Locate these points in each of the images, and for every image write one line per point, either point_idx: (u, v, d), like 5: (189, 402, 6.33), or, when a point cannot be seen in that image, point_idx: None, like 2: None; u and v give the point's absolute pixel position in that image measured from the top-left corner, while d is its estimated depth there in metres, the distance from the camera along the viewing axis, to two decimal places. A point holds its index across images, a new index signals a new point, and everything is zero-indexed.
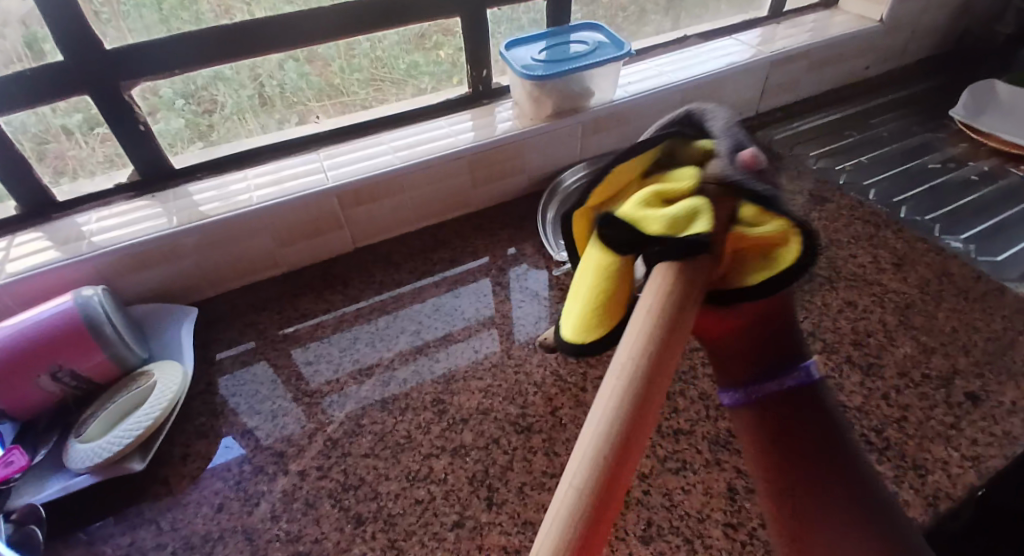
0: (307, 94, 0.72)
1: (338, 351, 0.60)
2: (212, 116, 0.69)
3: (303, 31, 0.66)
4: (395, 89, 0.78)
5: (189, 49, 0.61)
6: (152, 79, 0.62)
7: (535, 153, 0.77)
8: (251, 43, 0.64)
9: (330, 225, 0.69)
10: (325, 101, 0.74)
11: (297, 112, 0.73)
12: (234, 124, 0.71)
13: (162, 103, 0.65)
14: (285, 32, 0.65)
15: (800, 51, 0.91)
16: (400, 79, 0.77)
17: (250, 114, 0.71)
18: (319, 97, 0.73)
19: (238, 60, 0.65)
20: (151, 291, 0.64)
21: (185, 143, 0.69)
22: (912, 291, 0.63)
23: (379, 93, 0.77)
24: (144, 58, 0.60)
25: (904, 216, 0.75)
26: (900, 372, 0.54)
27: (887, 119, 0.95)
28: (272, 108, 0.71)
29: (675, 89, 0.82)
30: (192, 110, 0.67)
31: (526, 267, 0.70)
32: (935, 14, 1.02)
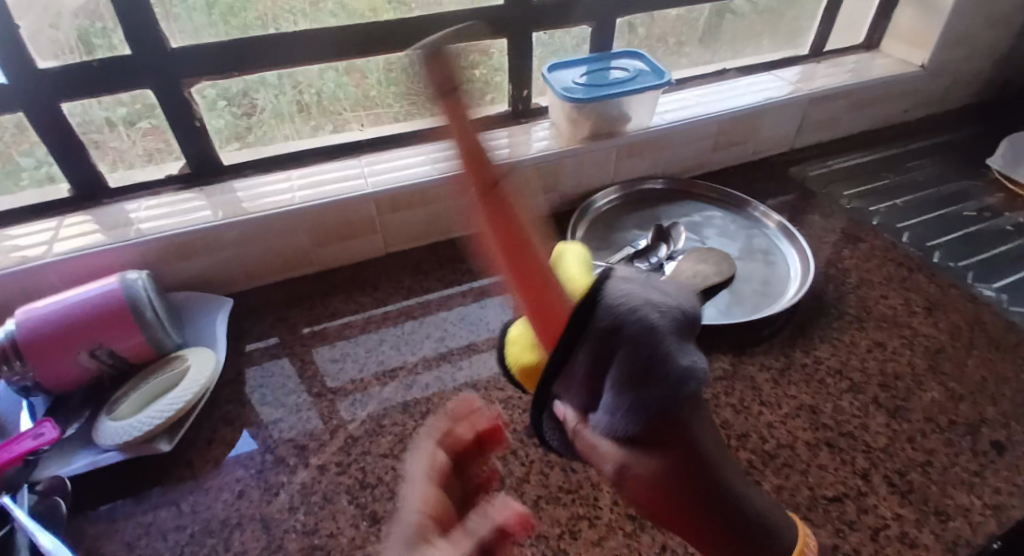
0: (345, 104, 0.75)
1: (363, 352, 0.61)
2: (250, 119, 0.71)
3: (352, 41, 0.68)
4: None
5: (243, 53, 0.64)
6: (211, 78, 0.65)
7: (569, 174, 0.79)
8: (301, 51, 0.67)
9: (365, 229, 0.71)
10: (360, 112, 0.76)
11: (335, 120, 0.76)
12: (271, 126, 0.73)
13: (209, 103, 0.68)
14: (327, 43, 0.67)
15: (838, 91, 0.91)
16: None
17: (289, 119, 0.73)
18: (352, 108, 0.76)
19: (288, 68, 0.68)
20: (190, 279, 0.66)
21: (225, 142, 0.72)
22: (942, 336, 0.62)
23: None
24: (197, 57, 0.63)
25: (937, 260, 0.74)
26: (926, 416, 0.53)
27: (923, 163, 0.95)
28: (309, 115, 0.74)
29: (710, 120, 0.83)
30: (235, 112, 0.70)
31: None
32: (976, 63, 1.02)
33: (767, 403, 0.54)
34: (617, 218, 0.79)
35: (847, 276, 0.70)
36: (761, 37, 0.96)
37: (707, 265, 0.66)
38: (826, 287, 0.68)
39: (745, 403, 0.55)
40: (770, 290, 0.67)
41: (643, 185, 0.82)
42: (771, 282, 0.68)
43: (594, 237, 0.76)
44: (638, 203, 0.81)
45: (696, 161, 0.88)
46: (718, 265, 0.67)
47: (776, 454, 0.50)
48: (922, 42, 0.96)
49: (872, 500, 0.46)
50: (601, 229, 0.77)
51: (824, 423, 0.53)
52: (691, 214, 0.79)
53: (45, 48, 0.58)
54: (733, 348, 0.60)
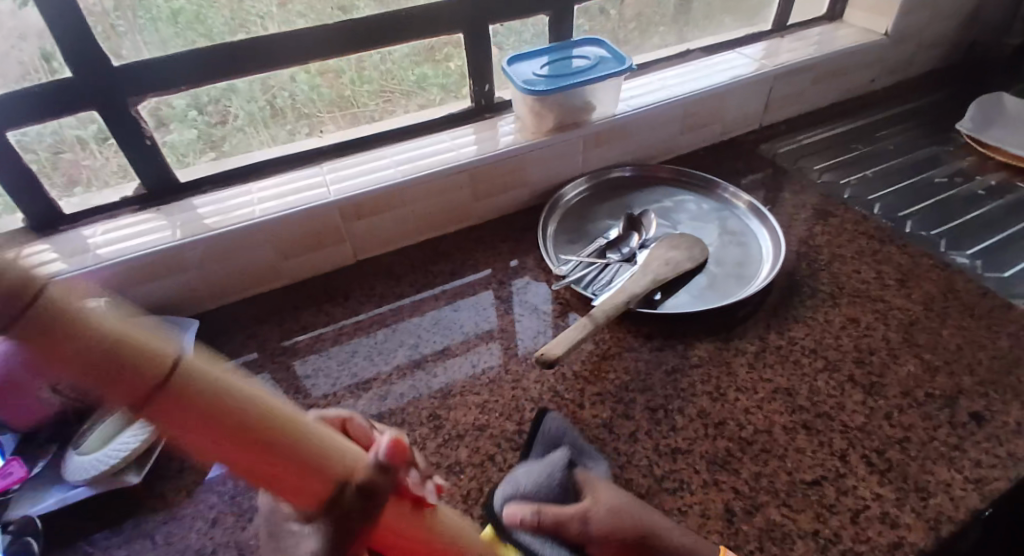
0: (319, 104, 0.73)
1: (336, 365, 0.60)
2: (224, 128, 0.70)
3: (314, 43, 0.67)
4: (399, 102, 0.78)
5: (193, 65, 0.62)
6: (177, 92, 0.64)
7: (537, 168, 0.78)
8: (265, 57, 0.65)
9: (332, 237, 0.69)
10: (336, 111, 0.75)
11: (309, 122, 0.74)
12: (247, 135, 0.72)
13: (176, 114, 0.66)
14: (293, 48, 0.66)
15: (803, 65, 0.91)
16: (410, 90, 0.78)
17: (264, 123, 0.72)
18: (329, 108, 0.74)
19: (251, 75, 0.66)
20: (154, 303, 0.64)
21: (196, 153, 0.70)
22: (916, 308, 0.62)
23: (387, 104, 0.78)
24: (150, 74, 0.61)
25: (909, 231, 0.74)
26: (903, 391, 0.53)
27: (892, 132, 0.95)
28: (284, 119, 0.73)
29: (677, 103, 0.83)
30: (207, 120, 0.68)
31: (528, 280, 0.70)
32: (941, 27, 1.02)
33: (744, 388, 0.54)
34: (589, 210, 0.78)
35: (819, 252, 0.69)
36: (724, 15, 0.95)
37: (678, 251, 0.66)
38: (798, 266, 0.67)
39: (721, 390, 0.54)
40: (744, 272, 0.67)
41: (612, 174, 0.81)
42: (744, 265, 0.67)
43: (566, 230, 0.75)
44: (607, 192, 0.80)
45: (665, 145, 0.87)
46: (690, 250, 0.66)
47: (753, 441, 0.50)
48: (885, 10, 0.96)
49: (851, 481, 0.46)
50: (572, 222, 0.76)
51: (801, 405, 0.52)
52: (663, 199, 0.78)
53: (13, 70, 0.57)
54: (709, 334, 0.59)
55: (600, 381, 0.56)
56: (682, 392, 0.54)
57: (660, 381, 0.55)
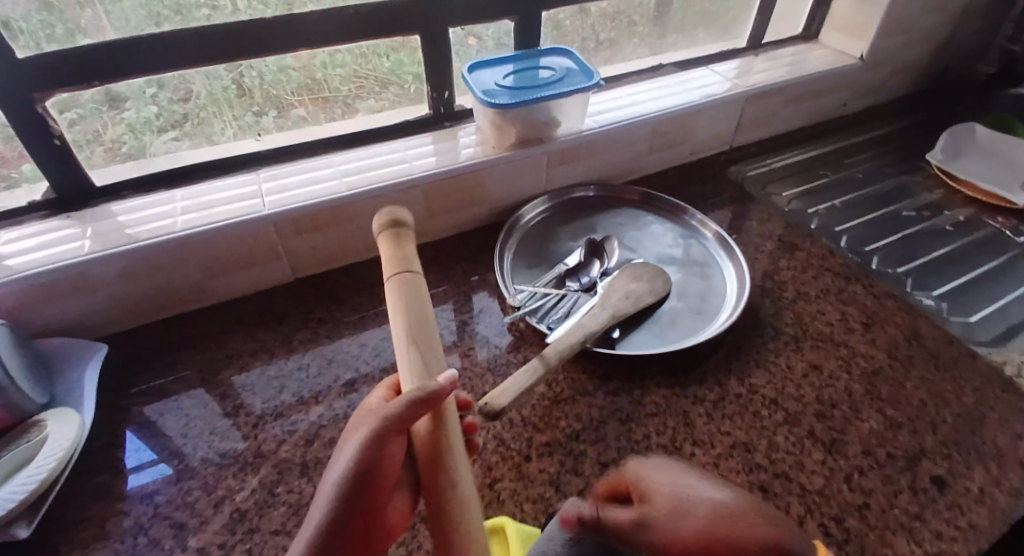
0: (288, 87, 0.67)
1: (260, 401, 0.54)
2: (187, 105, 0.63)
3: (291, 29, 0.62)
4: (351, 106, 0.72)
5: (118, 58, 0.55)
6: (124, 80, 0.57)
7: (496, 184, 0.73)
8: (241, 47, 0.60)
9: (266, 254, 0.63)
10: (306, 96, 0.69)
11: (277, 104, 0.68)
12: (211, 114, 0.65)
13: (132, 90, 0.59)
14: (266, 39, 0.61)
15: (777, 86, 0.88)
16: (383, 78, 0.72)
17: (226, 104, 0.65)
18: (297, 91, 0.68)
19: (221, 62, 0.61)
20: (58, 324, 0.57)
21: (154, 133, 0.63)
22: (880, 356, 0.60)
23: (361, 89, 0.72)
24: (65, 66, 0.54)
25: (876, 267, 0.72)
26: (864, 450, 0.51)
27: (861, 159, 0.93)
28: (250, 99, 0.66)
29: (647, 121, 0.79)
30: (167, 97, 0.61)
31: (490, 297, 0.66)
32: (915, 53, 1.01)
33: (700, 442, 0.51)
34: (549, 231, 0.73)
35: (784, 288, 0.67)
36: (698, 28, 0.91)
37: (641, 283, 0.62)
38: (762, 303, 0.64)
39: (676, 443, 0.50)
40: (706, 307, 0.63)
41: (575, 193, 0.77)
42: (707, 299, 0.64)
43: (524, 253, 0.70)
44: (570, 212, 0.76)
45: (633, 164, 0.83)
46: (653, 282, 0.62)
47: None
48: (861, 33, 0.93)
49: None
50: (531, 245, 0.72)
51: (759, 463, 0.49)
52: (628, 223, 0.74)
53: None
54: (667, 378, 0.56)
55: (549, 429, 0.51)
56: (636, 445, 0.50)
57: (613, 430, 0.51)
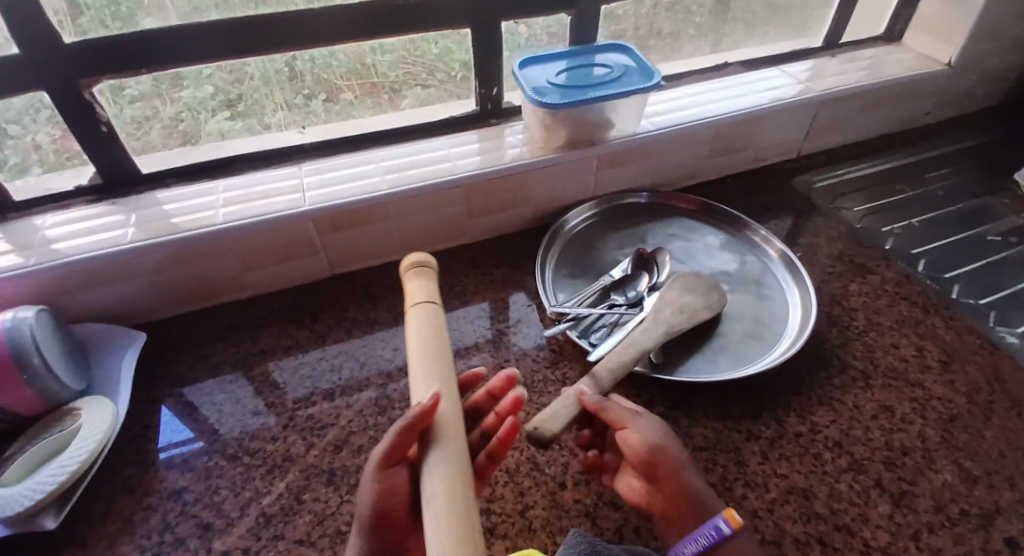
0: (337, 71, 0.65)
1: (290, 402, 0.53)
2: (242, 86, 0.62)
3: (344, 20, 0.60)
4: (390, 97, 0.70)
5: (169, 45, 0.55)
6: (174, 67, 0.57)
7: (542, 186, 0.69)
8: (300, 37, 0.59)
9: (304, 249, 0.62)
10: (354, 81, 0.67)
11: (326, 89, 0.66)
12: (263, 97, 0.64)
13: (191, 73, 0.59)
14: (320, 27, 0.59)
15: (853, 91, 0.81)
16: (432, 63, 0.69)
17: (278, 87, 0.64)
18: (347, 76, 0.66)
19: (266, 55, 0.60)
20: (101, 310, 0.58)
21: (211, 111, 0.63)
22: (960, 400, 0.54)
23: (410, 76, 0.69)
24: (117, 52, 0.53)
25: (955, 296, 0.66)
26: (936, 505, 0.46)
27: (943, 174, 0.85)
28: (301, 83, 0.65)
29: (707, 125, 0.73)
30: (222, 78, 0.61)
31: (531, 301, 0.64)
32: (1010, 59, 0.92)
33: (753, 484, 0.47)
34: (597, 239, 0.70)
35: (851, 316, 0.61)
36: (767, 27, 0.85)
37: (695, 296, 0.57)
38: (827, 332, 0.59)
39: (725, 483, 0.47)
40: (762, 331, 0.58)
41: (625, 200, 0.73)
42: (764, 323, 0.59)
43: (568, 262, 0.67)
44: (619, 219, 0.72)
45: (688, 170, 0.78)
46: (708, 297, 0.57)
47: None
48: (950, 35, 0.85)
49: None
50: (575, 253, 0.68)
51: (817, 512, 0.45)
52: (682, 234, 0.70)
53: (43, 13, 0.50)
54: (718, 410, 0.52)
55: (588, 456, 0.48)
56: None
57: None
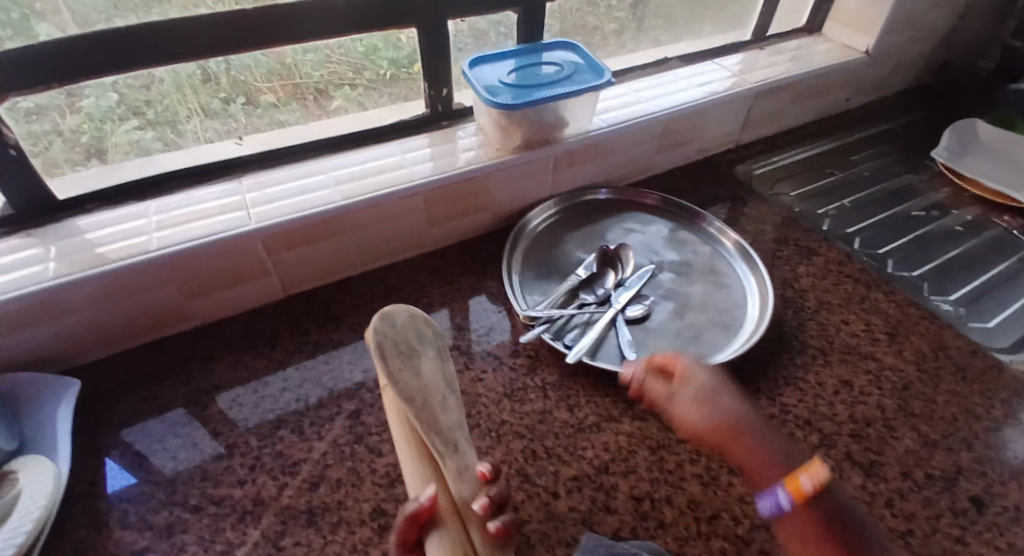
0: (254, 72, 0.60)
1: (256, 439, 0.49)
2: (149, 91, 0.55)
3: (277, 27, 0.56)
4: (316, 98, 0.65)
5: (83, 56, 0.49)
6: (95, 79, 0.51)
7: (500, 189, 0.68)
8: (229, 41, 0.55)
9: (253, 271, 0.57)
10: (275, 82, 0.62)
11: (244, 91, 0.61)
12: (174, 101, 0.57)
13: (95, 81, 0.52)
14: (250, 31, 0.55)
15: (785, 82, 0.85)
16: (357, 61, 0.65)
17: (190, 88, 0.57)
18: (267, 77, 0.61)
19: (191, 61, 0.54)
20: (20, 355, 0.51)
21: (117, 121, 0.56)
22: (908, 368, 0.58)
23: (334, 75, 0.65)
24: (21, 65, 0.47)
25: (892, 271, 0.71)
26: (902, 471, 0.49)
27: (867, 156, 0.91)
28: (216, 85, 0.58)
29: (656, 120, 0.75)
30: (128, 83, 0.54)
31: (498, 306, 0.63)
32: (917, 48, 0.99)
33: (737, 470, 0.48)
34: (558, 238, 0.69)
35: (806, 298, 0.64)
36: (702, 13, 0.87)
37: None
38: (785, 314, 0.62)
39: (712, 473, 0.47)
40: (727, 320, 0.60)
41: (585, 196, 0.73)
42: (728, 312, 0.61)
43: (533, 264, 0.66)
44: (578, 216, 0.72)
45: (640, 164, 0.79)
46: None
47: (750, 540, 0.43)
48: (867, 26, 0.91)
49: None
50: (539, 254, 0.67)
51: None
52: (640, 229, 0.71)
53: None
54: None
55: (576, 461, 0.48)
56: (670, 477, 0.47)
57: (644, 460, 0.48)
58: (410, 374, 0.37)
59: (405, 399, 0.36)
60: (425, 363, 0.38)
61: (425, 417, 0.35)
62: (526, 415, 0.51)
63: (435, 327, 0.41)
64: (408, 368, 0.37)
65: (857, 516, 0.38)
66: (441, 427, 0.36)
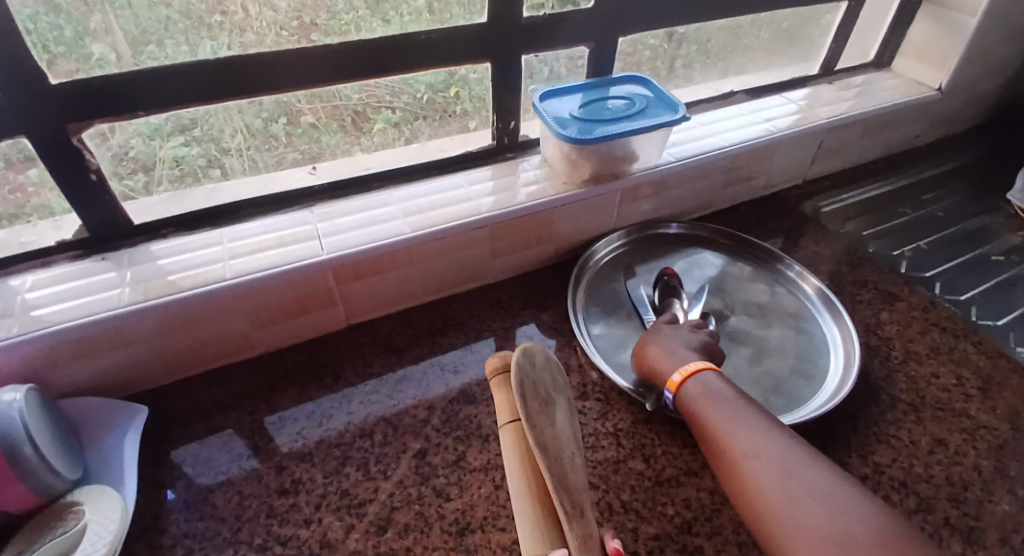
0: (295, 95, 0.57)
1: (320, 476, 0.48)
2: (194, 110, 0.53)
3: (349, 59, 0.56)
4: (354, 120, 0.62)
5: (162, 85, 0.49)
6: (175, 110, 0.52)
7: (566, 222, 0.67)
8: (302, 73, 0.55)
9: (322, 300, 0.57)
10: (315, 103, 0.59)
11: (285, 112, 0.58)
12: (219, 117, 0.55)
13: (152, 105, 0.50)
14: (319, 64, 0.55)
15: (855, 118, 0.82)
16: (396, 84, 0.62)
17: (235, 109, 0.55)
18: (309, 99, 0.58)
19: (252, 97, 0.54)
20: (91, 380, 0.51)
21: (165, 137, 0.54)
22: (1006, 427, 0.54)
23: (374, 99, 0.62)
24: (104, 94, 0.48)
25: (976, 318, 0.66)
26: (1009, 542, 0.45)
27: (939, 195, 0.87)
28: (258, 104, 0.56)
29: (724, 155, 0.73)
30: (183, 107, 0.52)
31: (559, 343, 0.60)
32: (989, 83, 0.96)
33: None
34: (622, 274, 0.67)
35: (889, 346, 0.61)
36: (741, 36, 0.82)
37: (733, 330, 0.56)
38: (869, 363, 0.59)
39: None
40: (806, 368, 0.57)
41: (651, 231, 0.71)
42: (808, 359, 0.58)
43: (598, 299, 0.64)
44: (643, 252, 0.70)
45: (704, 200, 0.77)
46: None
47: None
48: (940, 61, 0.88)
49: None
50: (604, 289, 0.65)
51: None
52: (707, 267, 0.68)
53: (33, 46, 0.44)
54: None
55: (656, 519, 0.45)
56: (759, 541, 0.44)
57: (730, 520, 0.45)
58: (547, 420, 0.35)
59: (542, 450, 0.33)
60: (556, 411, 0.36)
61: (559, 470, 0.33)
62: (599, 463, 0.49)
63: (561, 373, 0.39)
64: (545, 414, 0.35)
65: (724, 388, 0.46)
66: (572, 485, 0.34)
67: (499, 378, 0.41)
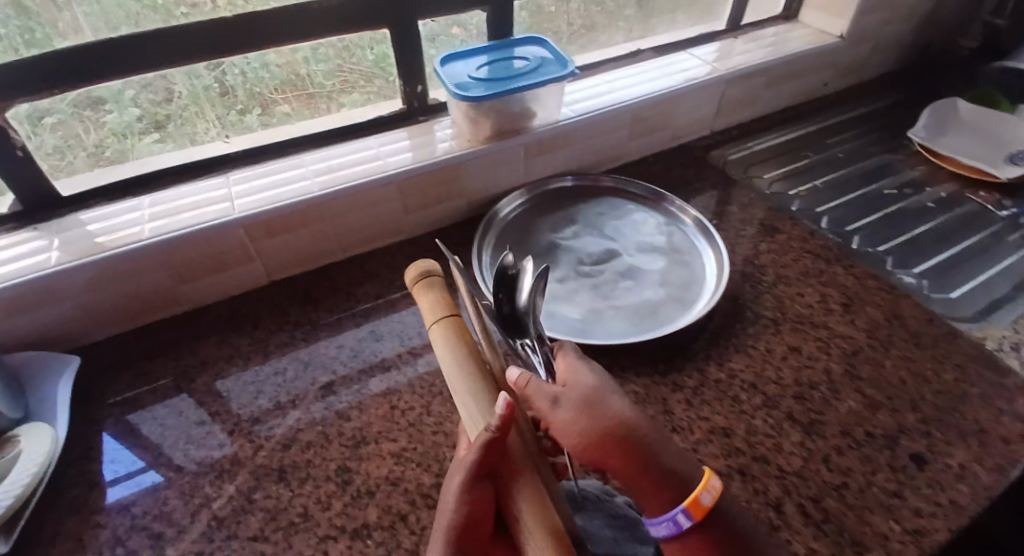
0: (269, 83, 0.66)
1: (236, 406, 0.54)
2: (170, 106, 0.62)
3: (266, 30, 0.61)
4: (328, 106, 0.72)
5: (82, 64, 0.54)
6: (96, 84, 0.56)
7: (473, 178, 0.72)
8: (214, 47, 0.60)
9: (238, 258, 0.62)
10: (289, 93, 0.68)
11: (262, 102, 0.67)
12: (195, 113, 0.64)
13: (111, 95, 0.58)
14: (253, 34, 0.61)
15: (755, 68, 0.87)
16: (365, 71, 0.71)
17: (210, 103, 0.64)
18: (280, 88, 0.67)
19: (174, 67, 0.59)
20: (25, 337, 0.56)
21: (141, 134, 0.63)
22: (860, 335, 0.60)
23: (346, 84, 0.71)
24: (25, 76, 0.52)
25: (857, 247, 0.72)
26: (844, 430, 0.51)
27: (843, 139, 0.93)
28: (233, 97, 0.65)
29: (623, 108, 0.77)
30: (151, 99, 0.61)
31: None
32: (895, 30, 1.00)
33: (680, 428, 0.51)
34: (527, 222, 0.73)
35: (764, 273, 0.67)
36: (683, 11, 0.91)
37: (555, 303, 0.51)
38: (742, 288, 0.65)
39: None
40: (684, 295, 0.63)
41: (552, 184, 0.76)
42: (686, 288, 0.64)
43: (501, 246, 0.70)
44: (550, 203, 0.75)
45: (611, 152, 0.82)
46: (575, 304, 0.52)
47: None
48: (839, 10, 0.93)
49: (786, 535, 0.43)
50: (509, 239, 0.71)
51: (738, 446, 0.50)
52: (608, 211, 0.74)
53: None
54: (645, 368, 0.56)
55: None
56: None
57: None
58: None
59: None
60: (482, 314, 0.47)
61: None
62: None
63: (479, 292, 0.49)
64: None
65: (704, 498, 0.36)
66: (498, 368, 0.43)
67: (420, 285, 0.48)
